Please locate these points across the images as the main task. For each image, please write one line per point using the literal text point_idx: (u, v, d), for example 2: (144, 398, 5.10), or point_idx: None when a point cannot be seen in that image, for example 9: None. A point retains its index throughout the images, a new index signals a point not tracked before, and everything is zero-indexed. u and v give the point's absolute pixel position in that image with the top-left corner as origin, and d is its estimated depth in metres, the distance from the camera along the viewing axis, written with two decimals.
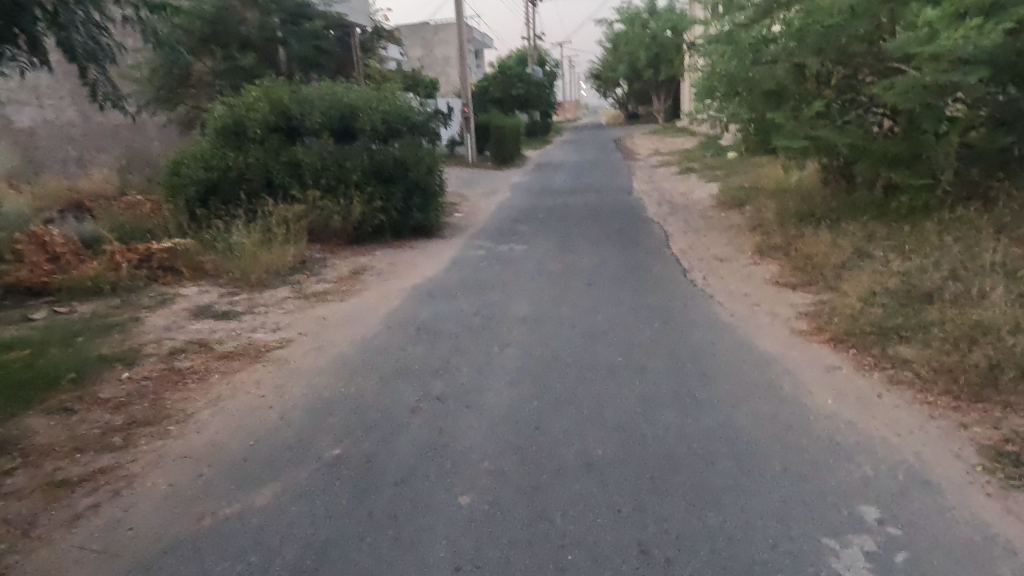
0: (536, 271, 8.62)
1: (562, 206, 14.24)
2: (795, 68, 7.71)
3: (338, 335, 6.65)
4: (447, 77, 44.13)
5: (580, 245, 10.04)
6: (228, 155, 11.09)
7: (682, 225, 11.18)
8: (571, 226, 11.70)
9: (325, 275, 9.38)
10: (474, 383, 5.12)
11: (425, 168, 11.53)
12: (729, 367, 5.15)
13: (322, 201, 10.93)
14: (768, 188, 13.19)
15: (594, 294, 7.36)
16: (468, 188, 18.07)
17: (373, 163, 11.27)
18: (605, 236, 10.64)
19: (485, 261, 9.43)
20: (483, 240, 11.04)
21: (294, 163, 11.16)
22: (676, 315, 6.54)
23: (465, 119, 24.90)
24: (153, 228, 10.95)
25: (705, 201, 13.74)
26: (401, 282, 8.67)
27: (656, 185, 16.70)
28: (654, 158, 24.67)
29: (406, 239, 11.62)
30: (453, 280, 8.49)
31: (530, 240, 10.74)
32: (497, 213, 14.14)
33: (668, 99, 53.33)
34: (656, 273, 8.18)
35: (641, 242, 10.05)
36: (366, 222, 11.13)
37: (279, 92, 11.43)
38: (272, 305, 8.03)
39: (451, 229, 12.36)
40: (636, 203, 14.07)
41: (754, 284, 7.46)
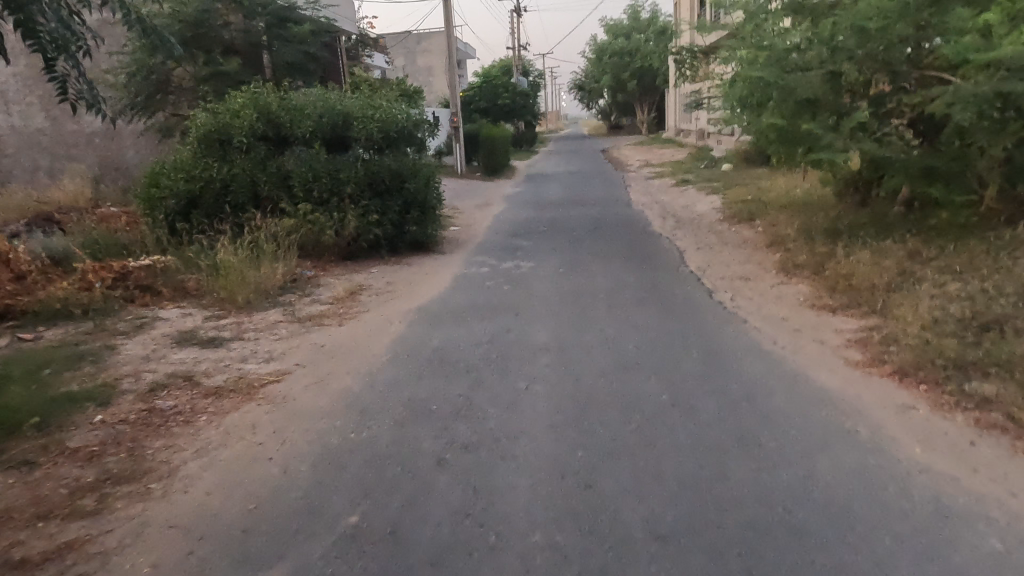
0: (549, 290, 8.02)
1: (564, 219, 13.66)
2: (830, 77, 7.19)
3: (340, 366, 5.98)
4: (430, 87, 43.56)
5: (591, 261, 9.48)
6: (211, 166, 10.42)
7: (693, 240, 10.70)
8: (578, 241, 11.12)
9: (319, 294, 8.70)
10: (505, 427, 4.50)
11: (422, 180, 10.83)
12: (790, 406, 4.60)
13: (314, 214, 10.26)
14: (777, 201, 12.76)
15: (618, 316, 6.78)
16: (461, 200, 17.44)
17: (368, 175, 10.56)
18: (615, 251, 10.09)
19: (491, 280, 8.81)
20: (486, 257, 10.42)
21: (283, 175, 10.49)
22: (713, 341, 5.98)
23: (454, 129, 24.30)
24: (129, 243, 10.17)
25: (710, 214, 13.28)
26: (404, 302, 8.03)
27: (655, 198, 16.24)
28: (646, 169, 24.27)
29: (403, 254, 10.94)
30: (461, 300, 7.88)
31: (536, 255, 10.17)
32: (496, 226, 13.55)
33: (653, 110, 53.26)
34: (679, 292, 7.64)
35: (655, 258, 9.51)
36: (360, 238, 10.43)
37: (268, 98, 10.76)
38: (263, 330, 7.34)
39: (450, 244, 11.74)
40: (639, 216, 13.56)
41: (788, 306, 6.95)
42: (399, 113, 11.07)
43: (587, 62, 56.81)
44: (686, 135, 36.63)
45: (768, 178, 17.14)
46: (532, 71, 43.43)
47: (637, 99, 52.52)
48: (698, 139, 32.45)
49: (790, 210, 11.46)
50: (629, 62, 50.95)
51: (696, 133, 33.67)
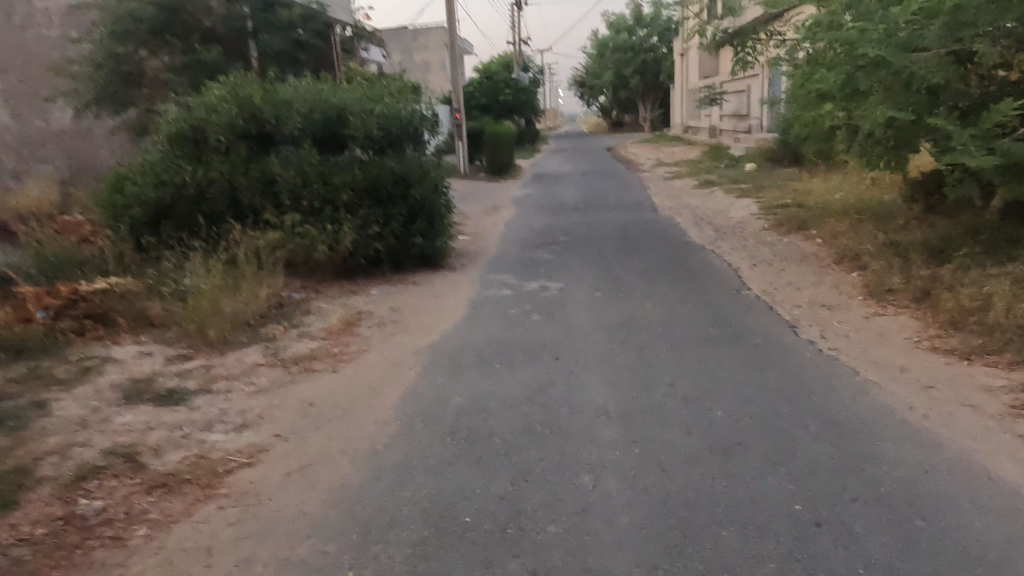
0: (593, 323, 6.53)
1: (588, 226, 12.16)
2: (953, 58, 5.86)
3: (333, 441, 4.51)
4: (427, 84, 42.09)
5: (633, 282, 7.97)
6: (184, 169, 9.00)
7: (743, 255, 9.26)
8: (610, 254, 9.64)
9: (309, 326, 7.23)
10: (579, 566, 3.06)
11: (430, 185, 9.28)
12: (993, 533, 3.16)
13: (303, 226, 8.77)
14: (831, 208, 11.26)
15: (691, 365, 5.30)
16: (468, 205, 15.91)
17: (366, 180, 9.02)
18: (658, 268, 8.60)
19: (517, 308, 7.36)
20: (505, 275, 8.96)
21: (267, 180, 9.00)
22: (827, 406, 4.52)
23: (456, 126, 22.76)
24: (87, 260, 8.67)
25: (751, 222, 11.81)
26: (414, 339, 6.54)
27: (682, 202, 14.74)
28: (661, 169, 22.73)
29: (408, 271, 9.41)
30: (485, 338, 6.39)
31: (565, 273, 8.70)
32: (511, 235, 12.05)
33: (657, 106, 51.68)
34: (755, 326, 6.16)
35: (709, 279, 8.00)
36: (357, 253, 8.93)
37: (250, 90, 9.21)
38: (237, 377, 5.86)
39: (461, 258, 10.26)
40: (671, 223, 12.09)
41: (901, 348, 5.51)
42: (403, 107, 9.45)
43: (587, 58, 55.33)
44: (695, 133, 35.14)
45: (803, 180, 15.66)
46: (533, 66, 41.94)
47: (640, 96, 50.97)
48: (709, 137, 30.97)
49: (851, 220, 9.97)
50: (632, 58, 49.39)
51: (707, 131, 32.19)
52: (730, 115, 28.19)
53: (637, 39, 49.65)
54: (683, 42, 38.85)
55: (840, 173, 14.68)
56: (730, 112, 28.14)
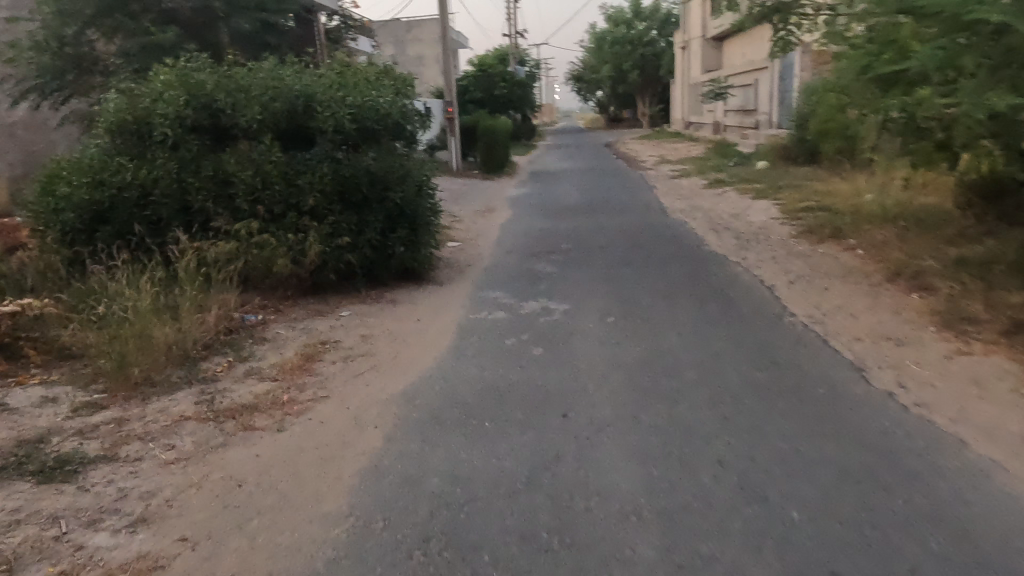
0: (608, 364, 5.26)
1: (593, 232, 10.87)
2: None
3: (257, 554, 3.24)
4: (421, 78, 40.66)
5: (653, 304, 6.68)
6: (125, 167, 7.70)
7: (775, 269, 8.02)
8: (620, 268, 8.37)
9: (260, 359, 5.95)
10: None
11: (411, 186, 7.94)
12: None
13: (261, 235, 7.46)
14: (866, 213, 10.00)
15: (743, 432, 4.03)
16: (459, 206, 14.58)
17: (336, 181, 7.69)
18: (679, 286, 7.32)
19: (513, 338, 6.07)
20: (499, 292, 7.68)
21: (221, 180, 7.68)
22: (943, 508, 3.26)
23: (448, 120, 21.41)
24: (8, 274, 7.36)
25: (775, 227, 10.58)
26: (385, 384, 5.25)
27: (693, 204, 13.47)
28: (665, 166, 21.45)
29: (386, 286, 8.11)
30: (474, 381, 5.12)
31: (569, 292, 7.41)
32: (507, 242, 10.76)
33: (656, 102, 50.34)
34: (814, 371, 4.89)
35: (743, 300, 6.71)
36: (325, 267, 7.62)
37: (201, 76, 7.89)
38: (155, 438, 4.57)
39: (449, 270, 8.96)
40: (686, 228, 10.82)
41: (1009, 405, 4.26)
42: (381, 95, 8.11)
43: (586, 52, 53.96)
44: (698, 129, 33.85)
45: (823, 180, 14.44)
46: (530, 59, 40.59)
47: (639, 91, 49.63)
48: (713, 133, 29.68)
49: (895, 228, 8.72)
50: (631, 52, 48.06)
51: (711, 127, 30.89)
52: (736, 109, 26.93)
53: (636, 33, 48.28)
54: (685, 35, 37.55)
55: (867, 174, 13.42)
56: (736, 108, 26.91)
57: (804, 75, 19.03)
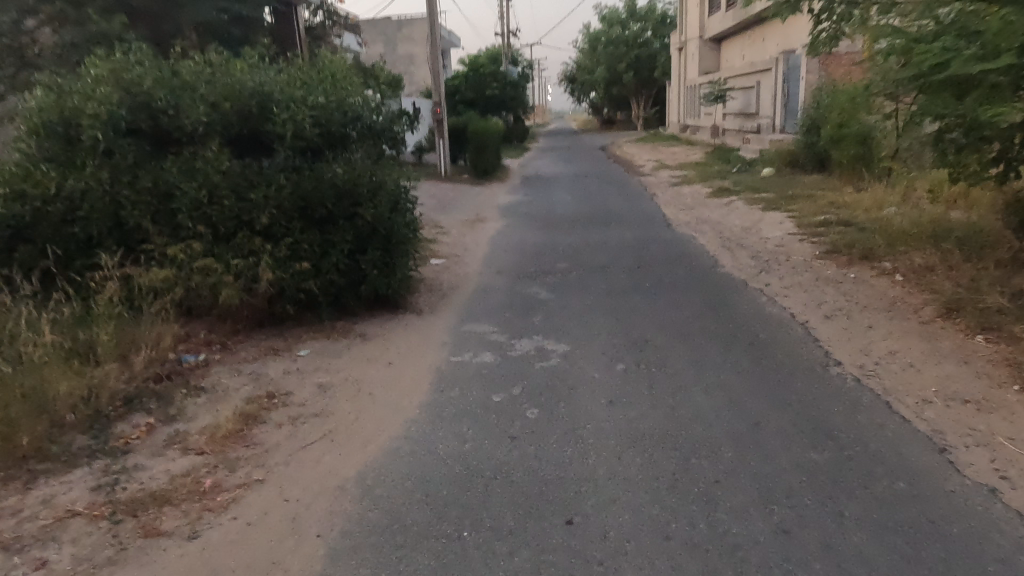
0: (621, 438, 4.18)
1: (592, 249, 9.79)
2: None
3: None
4: (411, 77, 39.50)
5: (671, 348, 5.61)
6: (47, 176, 6.54)
7: (804, 299, 6.97)
8: (626, 295, 7.29)
9: (190, 420, 4.82)
10: None
11: (385, 200, 6.83)
12: None
13: (206, 259, 6.32)
14: (896, 229, 9.00)
15: (813, 562, 2.97)
16: (445, 216, 13.46)
17: (296, 195, 6.55)
18: (697, 322, 6.24)
19: (502, 393, 4.98)
20: (487, 326, 6.59)
21: (161, 193, 6.53)
22: None
23: (436, 122, 20.29)
24: None
25: (794, 245, 9.57)
26: (339, 461, 4.15)
27: (700, 216, 12.43)
28: (664, 172, 20.46)
29: (355, 316, 6.99)
30: (452, 461, 4.02)
31: (569, 327, 6.33)
32: (497, 259, 9.68)
33: (650, 104, 49.48)
34: (886, 454, 3.82)
35: (777, 343, 5.64)
36: (282, 296, 6.50)
37: (139, 70, 6.72)
38: (24, 548, 3.43)
39: (430, 295, 7.87)
40: (695, 245, 9.76)
41: None
42: (350, 94, 6.98)
43: (579, 53, 53.05)
44: (694, 132, 32.92)
45: (836, 190, 13.48)
46: (522, 59, 39.56)
47: (633, 92, 48.68)
48: (711, 137, 28.73)
49: (936, 251, 7.71)
50: (626, 52, 47.09)
51: (708, 131, 30.00)
52: (736, 113, 26.04)
53: (631, 33, 47.29)
54: (681, 35, 36.63)
55: (885, 185, 12.45)
56: (735, 112, 26.04)
57: (810, 77, 18.05)
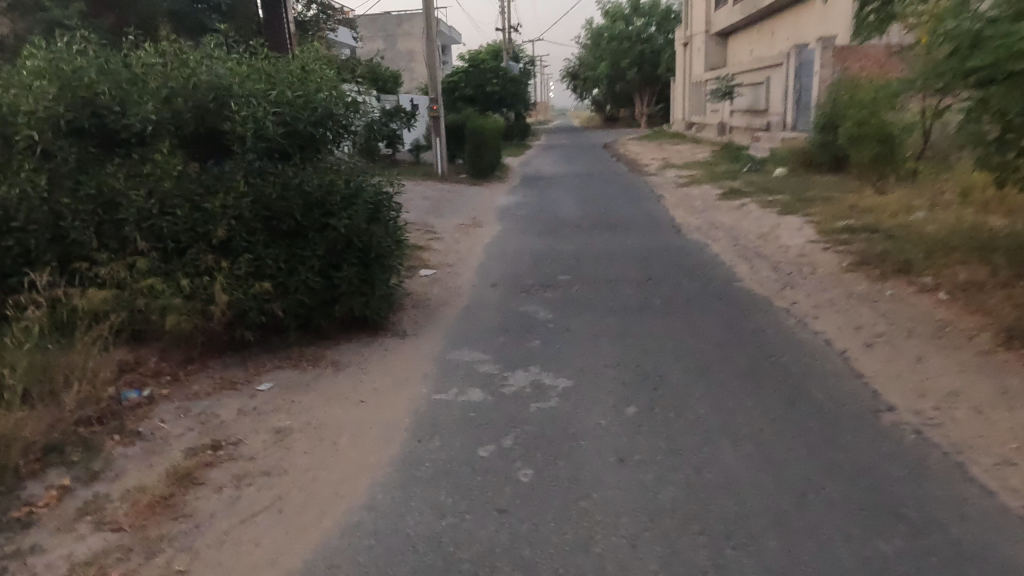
0: (635, 517, 3.37)
1: (597, 259, 8.97)
2: None
3: None
4: (411, 73, 38.67)
5: (689, 387, 4.79)
6: None
7: (837, 320, 6.17)
8: (635, 316, 6.47)
9: (115, 479, 4.02)
10: None
11: (361, 209, 6.01)
12: None
13: (154, 279, 5.52)
14: (933, 238, 8.16)
15: None
16: (439, 219, 12.64)
17: (259, 205, 5.74)
18: (717, 352, 5.42)
19: (489, 445, 4.17)
20: (477, 353, 5.78)
21: (107, 202, 5.71)
22: None
23: (433, 119, 19.47)
24: None
25: (818, 254, 8.75)
26: (285, 542, 3.36)
27: (711, 220, 11.60)
28: (671, 171, 19.60)
29: (328, 339, 6.19)
30: (424, 546, 3.23)
31: (571, 357, 5.51)
32: (492, 270, 8.86)
33: (654, 101, 48.53)
34: (973, 548, 3.02)
35: (814, 380, 4.82)
36: (243, 319, 5.70)
37: (81, 60, 5.88)
38: None
39: (416, 313, 7.06)
40: (709, 255, 8.93)
41: None
42: (321, 88, 6.12)
43: (582, 49, 52.10)
44: (700, 130, 32.02)
45: (857, 192, 12.64)
46: (524, 55, 38.66)
47: (637, 89, 47.76)
48: (718, 135, 27.86)
49: (983, 265, 6.90)
50: (629, 48, 46.14)
51: (715, 128, 29.10)
52: (745, 110, 25.15)
53: (634, 28, 46.31)
54: (686, 30, 35.68)
55: (911, 188, 11.60)
56: (744, 108, 25.16)
57: (824, 72, 17.15)
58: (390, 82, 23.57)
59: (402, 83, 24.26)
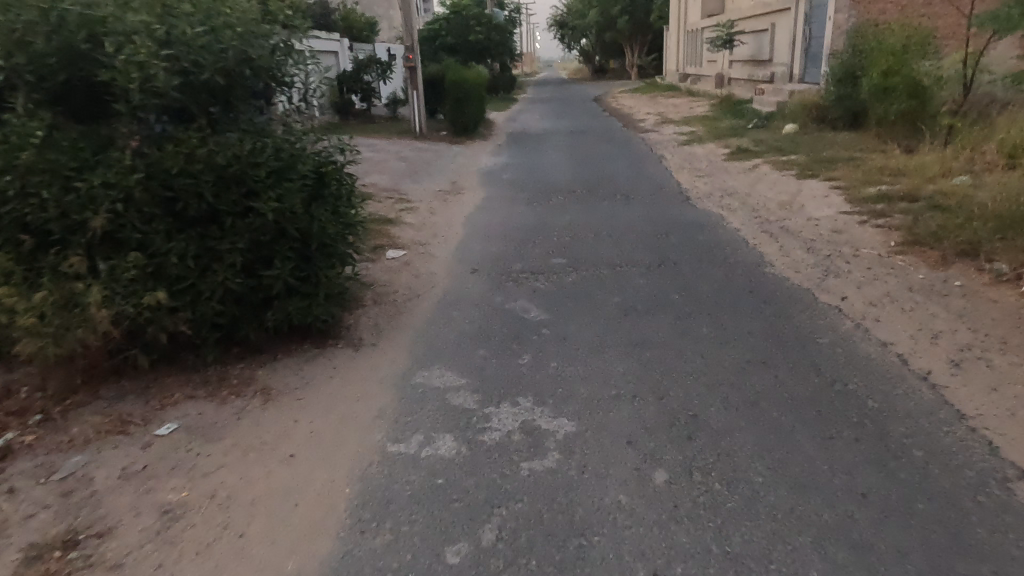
0: None
1: (597, 238, 7.58)
2: None
3: None
4: (389, 21, 36.19)
5: (736, 438, 3.52)
6: None
7: (903, 322, 4.91)
8: (647, 319, 5.18)
9: None
10: None
11: (293, 187, 4.63)
12: None
13: (13, 288, 4.10)
14: (995, 212, 6.88)
15: None
16: (414, 186, 11.16)
17: (153, 185, 4.26)
18: (762, 378, 4.15)
19: (460, 542, 2.90)
20: (450, 376, 4.48)
21: None
22: None
23: (410, 70, 17.65)
24: None
25: (855, 230, 7.46)
26: None
27: (723, 186, 10.22)
28: (669, 128, 18.07)
29: (259, 352, 4.87)
30: None
31: (573, 387, 4.21)
32: (472, 251, 7.48)
33: (646, 51, 46.22)
34: None
35: (903, 425, 3.56)
36: (139, 336, 4.36)
37: None
38: None
39: (378, 312, 5.71)
40: (727, 232, 7.59)
41: None
42: (234, 24, 4.52)
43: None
44: (695, 82, 30.21)
45: (882, 152, 11.29)
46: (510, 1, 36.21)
47: (628, 38, 45.40)
48: (715, 87, 26.16)
49: None
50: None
51: (712, 80, 27.35)
52: (746, 60, 23.41)
53: None
54: None
55: (946, 148, 10.26)
56: (745, 59, 23.44)
57: (839, 17, 15.50)
58: (362, 30, 21.54)
59: (377, 31, 22.21)
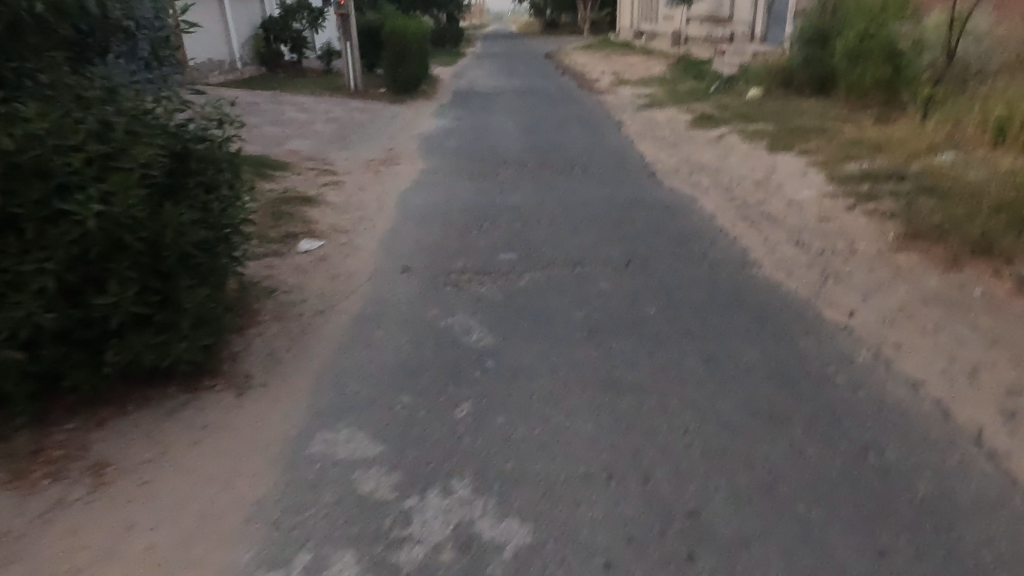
0: None
1: (552, 225, 6.44)
2: None
3: None
4: None
5: (754, 556, 2.52)
6: None
7: (928, 349, 4.00)
8: (619, 344, 4.11)
9: None
10: None
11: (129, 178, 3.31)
12: None
13: None
14: (1002, 200, 6.07)
15: None
16: (343, 154, 9.70)
17: None
18: (772, 441, 3.16)
19: None
20: (359, 438, 3.32)
21: None
22: None
23: (342, 17, 15.77)
24: None
25: (844, 217, 6.55)
26: None
27: (690, 159, 9.19)
28: (627, 88, 16.87)
29: (99, 402, 3.57)
30: None
31: (527, 457, 3.11)
32: (404, 241, 6.23)
33: (599, 5, 44.39)
34: None
35: (972, 525, 2.64)
36: None
37: None
38: None
39: (276, 331, 4.44)
40: (702, 218, 6.57)
41: None
42: None
43: None
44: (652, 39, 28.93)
45: (857, 122, 10.45)
46: None
47: None
48: (671, 45, 24.98)
49: None
50: None
51: (669, 37, 26.11)
52: (705, 16, 22.25)
53: None
54: None
55: (927, 120, 9.47)
56: (703, 15, 22.29)
57: None
58: None
59: None
